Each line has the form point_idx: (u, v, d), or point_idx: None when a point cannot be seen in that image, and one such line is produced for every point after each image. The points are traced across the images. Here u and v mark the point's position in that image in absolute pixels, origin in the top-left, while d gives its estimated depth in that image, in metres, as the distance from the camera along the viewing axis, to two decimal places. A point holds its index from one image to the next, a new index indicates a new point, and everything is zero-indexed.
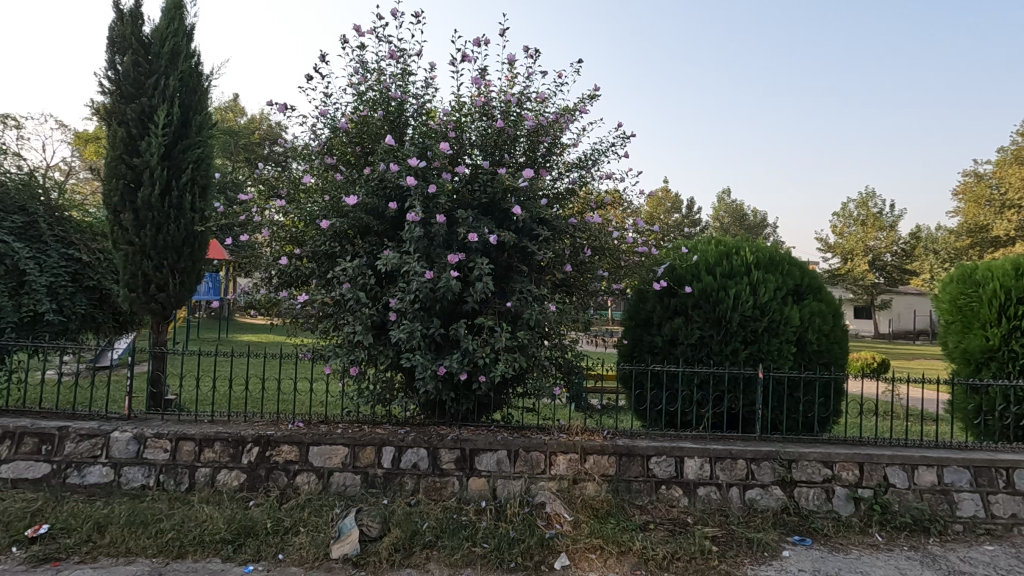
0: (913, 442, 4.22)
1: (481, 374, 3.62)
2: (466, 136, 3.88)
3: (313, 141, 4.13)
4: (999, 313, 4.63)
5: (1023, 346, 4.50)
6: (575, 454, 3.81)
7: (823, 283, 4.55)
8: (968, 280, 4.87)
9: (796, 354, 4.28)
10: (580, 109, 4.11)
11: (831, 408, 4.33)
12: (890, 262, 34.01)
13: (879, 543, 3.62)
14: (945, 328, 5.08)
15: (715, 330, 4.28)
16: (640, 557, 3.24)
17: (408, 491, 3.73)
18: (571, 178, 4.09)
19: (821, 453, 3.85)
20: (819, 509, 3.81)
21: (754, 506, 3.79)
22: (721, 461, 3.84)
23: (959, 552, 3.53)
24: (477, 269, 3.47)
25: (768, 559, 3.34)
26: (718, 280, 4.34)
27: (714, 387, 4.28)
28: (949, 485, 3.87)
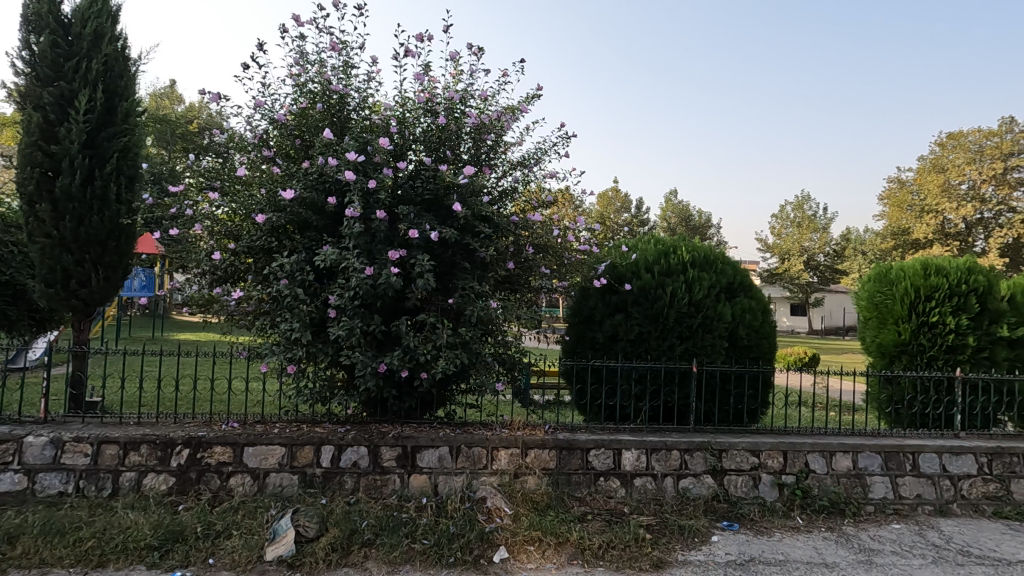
0: (832, 430, 4.52)
1: (423, 371, 3.61)
2: (409, 132, 3.86)
3: (249, 132, 4.00)
4: (910, 310, 5.01)
5: (929, 340, 4.91)
6: (516, 449, 3.87)
7: (754, 281, 4.77)
8: (884, 279, 5.24)
9: (727, 348, 4.48)
10: (524, 108, 4.14)
11: (760, 400, 4.58)
12: (824, 262, 36.00)
13: (800, 526, 3.85)
14: (863, 324, 5.42)
15: (653, 326, 4.44)
16: (577, 547, 3.32)
17: (348, 490, 3.69)
18: (515, 176, 4.13)
19: (749, 442, 4.06)
20: (747, 496, 4.03)
21: (686, 495, 3.96)
22: (657, 452, 3.99)
23: (870, 531, 3.82)
24: (418, 266, 3.46)
25: (697, 545, 3.50)
26: (656, 277, 4.48)
27: (652, 381, 4.44)
28: (863, 469, 4.16)
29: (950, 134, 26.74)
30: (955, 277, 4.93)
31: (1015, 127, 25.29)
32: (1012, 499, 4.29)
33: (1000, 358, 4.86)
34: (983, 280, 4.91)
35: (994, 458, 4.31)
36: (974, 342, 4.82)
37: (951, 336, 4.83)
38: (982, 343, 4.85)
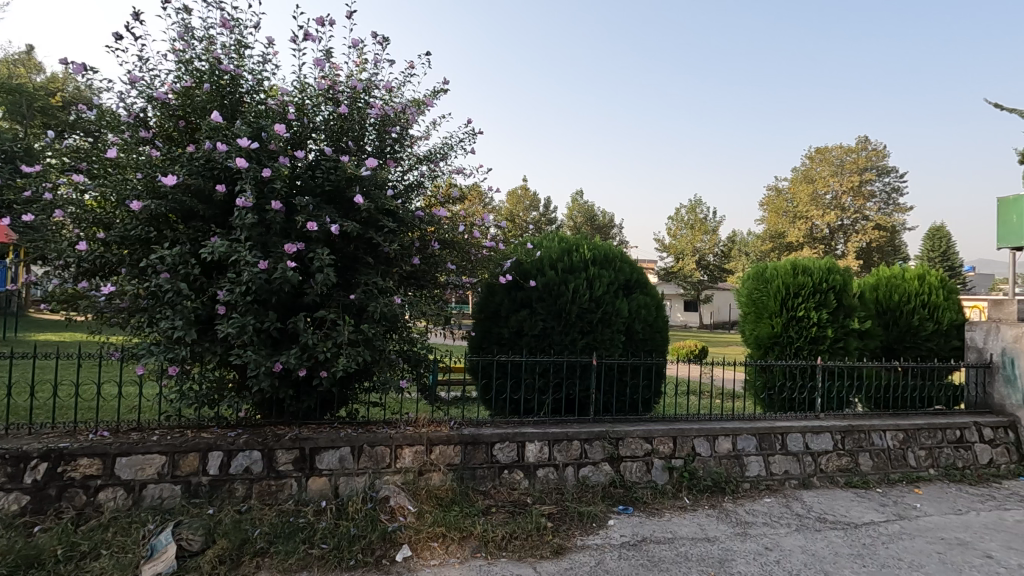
0: (715, 416, 4.92)
1: (322, 370, 3.46)
2: (309, 119, 3.68)
3: (123, 110, 3.61)
4: (781, 305, 5.59)
5: (796, 332, 5.51)
6: (421, 446, 3.84)
7: (650, 279, 5.07)
8: (760, 277, 5.81)
9: (624, 342, 4.74)
10: (430, 102, 4.09)
11: (653, 389, 4.88)
12: (713, 262, 39.00)
13: (687, 506, 4.16)
14: (743, 318, 5.98)
15: (557, 321, 4.58)
16: (481, 540, 3.37)
17: (239, 498, 3.46)
18: (421, 171, 4.08)
19: (643, 430, 4.33)
20: (640, 480, 4.29)
21: (586, 482, 4.14)
22: (559, 443, 4.14)
23: (746, 506, 4.22)
24: (317, 260, 3.31)
25: (595, 529, 3.67)
26: (560, 274, 4.63)
27: (555, 374, 4.58)
28: (741, 450, 4.58)
29: (818, 149, 30.02)
30: (818, 276, 5.55)
31: (869, 146, 28.90)
32: (860, 470, 4.92)
33: (852, 347, 5.52)
34: (840, 279, 5.57)
35: (846, 435, 4.92)
36: (832, 333, 5.44)
37: (814, 328, 5.44)
38: (839, 334, 5.49)
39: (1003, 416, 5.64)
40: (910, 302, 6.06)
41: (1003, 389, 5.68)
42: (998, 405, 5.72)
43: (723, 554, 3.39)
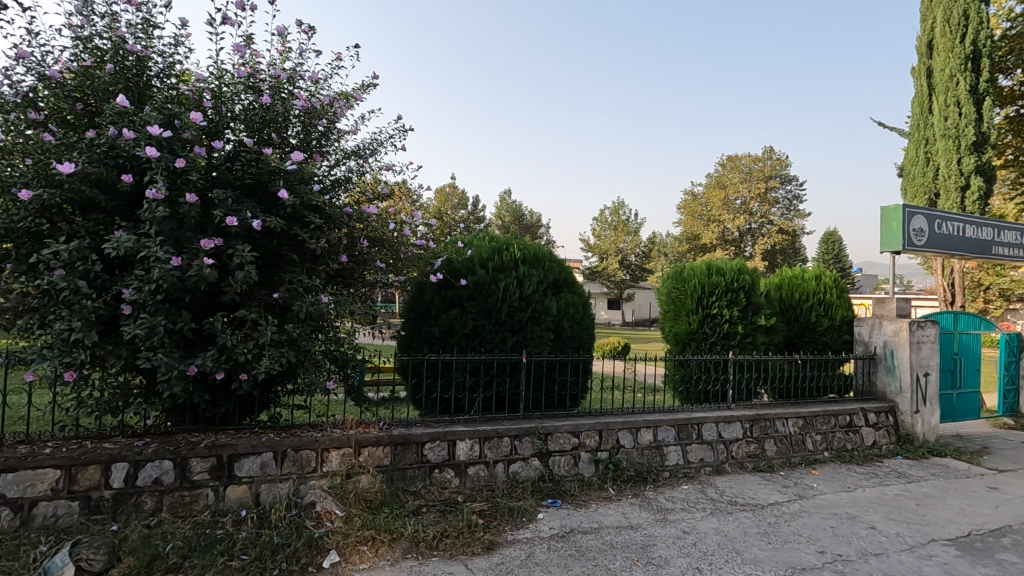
0: (637, 409, 5.15)
1: (242, 372, 3.29)
2: (227, 108, 3.48)
3: (7, 87, 3.23)
4: (697, 303, 5.95)
5: (710, 328, 5.89)
6: (348, 449, 3.75)
7: (577, 278, 5.22)
8: (678, 276, 6.16)
9: (553, 339, 4.86)
10: (359, 96, 3.99)
11: (580, 385, 5.04)
12: (634, 262, 40.65)
13: (612, 496, 4.34)
14: (663, 315, 6.32)
15: (487, 320, 4.62)
16: (411, 541, 3.34)
17: (148, 512, 3.21)
18: (349, 166, 3.97)
19: (570, 425, 4.46)
20: (568, 473, 4.42)
21: (516, 478, 4.21)
22: (489, 440, 4.18)
23: (665, 493, 4.46)
24: (238, 257, 3.14)
25: (525, 523, 3.75)
26: (490, 273, 4.67)
27: (485, 372, 4.61)
28: (661, 441, 4.84)
29: (729, 157, 32.06)
30: (729, 276, 5.96)
31: (773, 156, 31.23)
32: (766, 455, 5.34)
33: (759, 342, 5.96)
34: (749, 279, 6.00)
35: (754, 423, 5.32)
36: (742, 329, 5.86)
37: (726, 325, 5.85)
38: (747, 330, 5.91)
39: (884, 402, 6.31)
40: (808, 300, 6.63)
41: (884, 377, 6.37)
42: (880, 392, 6.40)
43: (645, 540, 3.57)
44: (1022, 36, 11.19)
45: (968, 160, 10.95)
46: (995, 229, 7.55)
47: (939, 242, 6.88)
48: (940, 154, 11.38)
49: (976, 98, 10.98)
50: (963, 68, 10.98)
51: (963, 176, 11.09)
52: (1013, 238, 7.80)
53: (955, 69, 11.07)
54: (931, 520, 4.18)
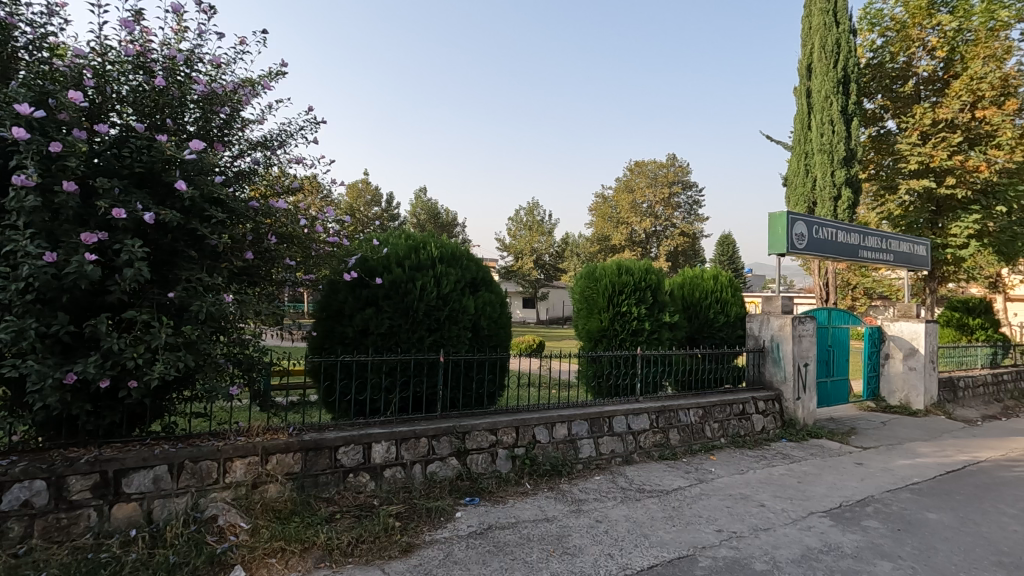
0: (552, 404, 5.31)
1: (131, 379, 3.00)
2: (112, 89, 3.15)
3: None
4: (608, 301, 6.23)
5: (620, 325, 6.20)
6: (254, 457, 3.54)
7: (494, 277, 5.27)
8: (591, 275, 6.39)
9: (470, 338, 4.89)
10: (265, 84, 3.77)
11: (497, 383, 5.10)
12: (548, 262, 41.61)
13: (528, 490, 4.44)
14: (576, 313, 6.54)
15: (404, 319, 4.56)
16: (324, 549, 3.21)
17: (14, 540, 2.84)
18: (254, 157, 3.75)
19: (488, 423, 4.51)
20: (485, 471, 4.46)
21: (433, 478, 4.19)
22: (406, 441, 4.13)
23: (579, 484, 4.63)
24: (126, 252, 2.86)
25: (443, 523, 3.73)
26: (407, 272, 4.61)
27: (402, 373, 4.54)
28: (575, 435, 5.02)
29: (637, 163, 33.71)
30: (637, 276, 6.30)
31: (677, 163, 33.23)
32: (670, 444, 5.69)
33: (664, 338, 6.35)
34: (655, 279, 6.39)
35: (659, 414, 5.66)
36: (649, 326, 6.23)
37: (634, 322, 6.19)
38: (653, 326, 6.29)
39: (771, 390, 6.94)
40: (707, 298, 7.14)
41: (771, 368, 6.99)
42: (768, 381, 7.03)
43: (560, 531, 3.68)
44: (882, 65, 12.71)
45: (840, 173, 12.27)
46: (862, 235, 8.52)
47: (817, 246, 7.66)
48: (817, 166, 12.63)
49: (846, 118, 12.34)
50: (835, 90, 12.28)
51: (836, 188, 12.40)
52: (875, 243, 8.86)
53: (830, 90, 12.35)
54: (810, 495, 4.66)
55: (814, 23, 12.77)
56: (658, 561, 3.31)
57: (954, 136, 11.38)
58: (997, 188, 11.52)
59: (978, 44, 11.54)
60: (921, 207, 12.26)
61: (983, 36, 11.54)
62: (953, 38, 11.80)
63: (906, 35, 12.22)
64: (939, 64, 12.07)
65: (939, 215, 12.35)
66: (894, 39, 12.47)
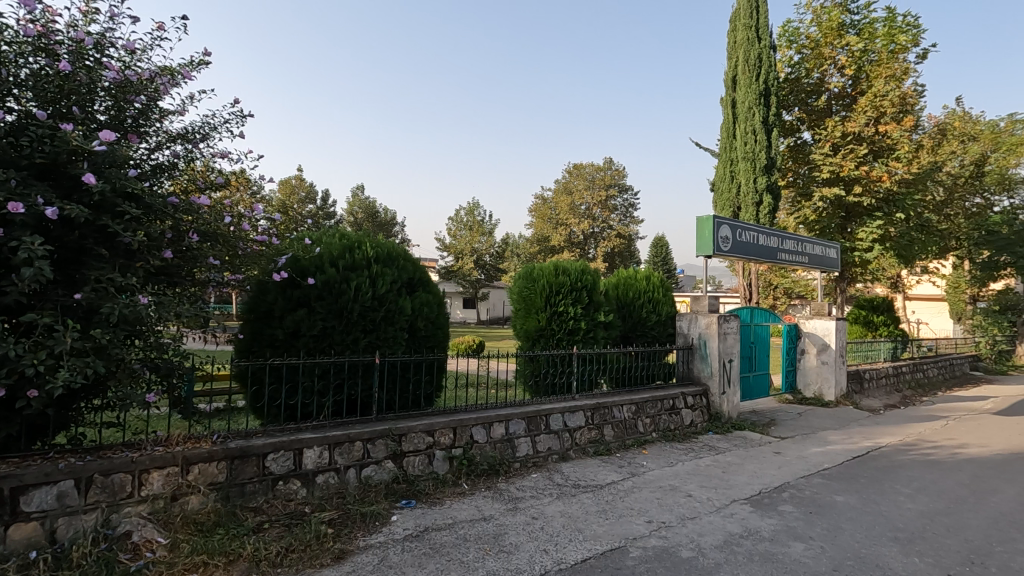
0: (490, 404, 5.34)
1: (31, 388, 2.76)
2: (8, 71, 2.88)
3: None
4: (545, 301, 6.33)
5: (557, 325, 6.31)
6: (174, 467, 3.35)
7: (431, 278, 5.24)
8: (529, 276, 6.46)
9: (407, 339, 4.84)
10: (185, 73, 3.56)
11: (434, 384, 5.07)
12: (489, 262, 41.67)
13: (465, 490, 4.44)
14: (514, 313, 6.60)
15: (338, 320, 4.44)
16: (251, 561, 3.08)
17: None
18: (174, 150, 3.55)
19: (425, 424, 4.48)
20: (422, 472, 4.42)
21: (368, 482, 4.11)
22: (340, 445, 4.03)
23: (516, 483, 4.68)
24: (24, 249, 2.62)
25: (378, 527, 3.67)
26: (341, 272, 4.49)
27: (335, 376, 4.42)
28: (512, 434, 5.06)
29: (575, 165, 34.39)
30: (574, 276, 6.43)
31: (613, 167, 34.14)
32: (604, 440, 5.85)
33: (599, 337, 6.53)
34: (591, 279, 6.54)
35: (595, 411, 5.82)
36: (584, 325, 6.38)
37: (570, 322, 6.32)
38: (589, 326, 6.46)
39: (699, 386, 7.28)
40: (640, 298, 7.39)
41: (699, 364, 7.34)
42: (696, 377, 7.37)
43: (497, 530, 3.71)
44: (798, 80, 13.61)
45: (762, 180, 13.04)
46: (780, 239, 9.08)
47: (740, 249, 8.10)
48: (741, 173, 13.34)
49: (766, 128, 13.13)
50: (757, 102, 13.04)
51: (758, 194, 13.16)
52: (792, 246, 9.48)
53: (752, 102, 13.10)
54: (733, 484, 4.93)
55: (739, 37, 13.49)
56: (591, 553, 3.40)
57: (861, 148, 12.37)
58: (897, 197, 12.61)
59: (881, 64, 12.60)
60: (833, 213, 13.22)
61: (885, 58, 12.60)
62: (859, 59, 12.82)
63: (820, 53, 13.16)
64: (848, 81, 13.09)
65: (848, 221, 13.38)
66: (809, 56, 13.40)
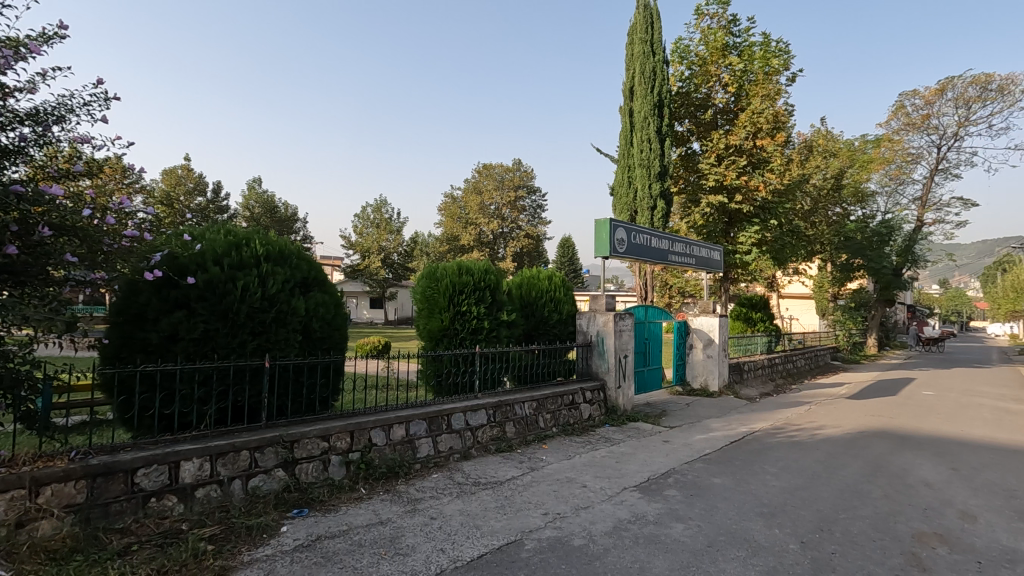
0: (391, 405, 5.25)
1: None
2: None
3: None
4: (448, 301, 6.32)
5: (459, 324, 6.34)
6: (20, 491, 2.97)
7: (327, 277, 5.05)
8: (432, 275, 6.42)
9: (300, 342, 4.64)
10: (34, 47, 3.17)
11: (331, 387, 4.89)
12: (397, 261, 40.80)
13: (363, 495, 4.33)
14: (417, 313, 6.52)
15: (222, 323, 4.16)
16: None
17: None
18: (21, 133, 3.15)
19: (319, 429, 4.31)
20: (317, 480, 4.26)
21: (256, 493, 3.89)
22: (223, 456, 3.78)
23: (415, 484, 4.65)
24: None
25: (265, 539, 3.48)
26: (226, 271, 4.21)
27: (219, 382, 4.13)
28: (412, 435, 5.02)
29: (484, 166, 34.62)
30: (477, 276, 6.50)
31: (522, 168, 34.78)
32: (506, 436, 5.96)
33: (502, 336, 6.64)
34: (494, 278, 6.64)
35: (496, 409, 5.91)
36: (487, 324, 6.47)
37: (473, 321, 6.38)
38: (492, 325, 6.55)
39: (597, 381, 7.62)
40: (543, 297, 7.60)
41: (597, 360, 7.69)
42: (595, 373, 7.71)
43: (394, 533, 3.66)
44: (688, 94, 14.62)
45: (656, 186, 13.87)
46: (671, 242, 9.70)
47: (635, 251, 8.57)
48: (638, 179, 14.10)
49: (660, 138, 13.97)
50: (652, 112, 13.84)
51: (653, 199, 13.97)
52: (681, 248, 10.17)
53: (648, 112, 13.89)
54: (624, 472, 5.22)
55: (636, 50, 14.28)
56: (487, 549, 3.46)
57: (741, 160, 13.54)
58: (772, 205, 13.94)
59: (758, 84, 13.88)
60: (717, 218, 14.35)
61: (761, 78, 13.89)
62: (740, 78, 14.03)
63: (707, 70, 14.26)
64: (731, 98, 14.26)
65: (731, 226, 14.59)
66: (697, 72, 14.46)
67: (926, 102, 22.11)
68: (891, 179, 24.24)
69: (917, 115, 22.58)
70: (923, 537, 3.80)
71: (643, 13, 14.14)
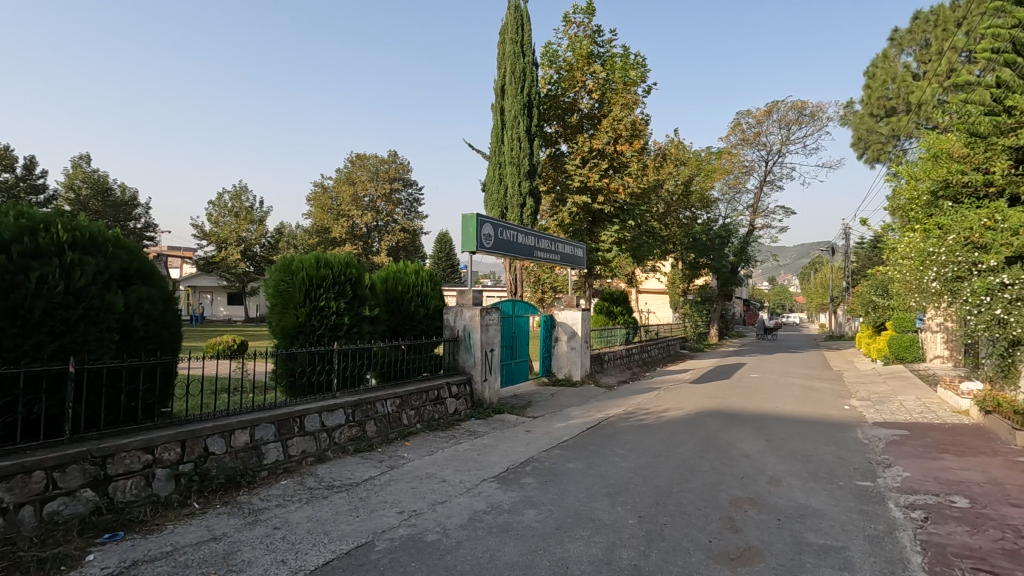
0: (234, 409, 4.80)
1: None
2: None
3: None
4: (305, 296, 5.93)
5: (317, 320, 5.99)
6: None
7: (154, 269, 4.48)
8: (287, 268, 5.98)
9: (118, 341, 4.06)
10: None
11: (158, 393, 4.34)
12: (260, 254, 37.73)
13: (195, 511, 3.91)
14: (270, 309, 6.04)
15: (9, 322, 3.51)
16: None
17: None
18: None
19: (141, 440, 3.81)
20: (137, 498, 3.76)
21: (53, 520, 3.33)
22: (9, 479, 3.18)
23: (260, 493, 4.30)
24: None
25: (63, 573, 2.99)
26: (14, 261, 3.54)
27: (4, 392, 3.48)
28: (258, 440, 4.64)
29: (357, 156, 33.35)
30: (337, 269, 6.19)
31: (397, 161, 34.01)
32: (366, 436, 5.75)
33: (364, 332, 6.41)
34: (355, 272, 6.37)
35: (356, 408, 5.68)
36: (348, 319, 6.18)
37: (333, 316, 6.06)
38: (353, 320, 6.28)
39: (464, 375, 7.66)
40: (409, 292, 7.45)
41: (464, 354, 7.73)
42: (461, 367, 7.74)
43: (228, 548, 3.35)
44: (556, 97, 15.27)
45: (526, 184, 14.28)
46: (537, 238, 10.04)
47: (502, 246, 8.73)
48: (508, 177, 14.41)
49: (529, 137, 14.40)
50: (522, 112, 14.24)
51: (522, 197, 14.36)
52: (547, 245, 10.56)
53: (518, 112, 14.26)
54: (485, 464, 5.31)
55: (507, 49, 14.59)
56: (334, 555, 3.30)
57: (603, 163, 14.43)
58: (630, 207, 15.03)
59: (618, 93, 14.89)
60: (582, 218, 15.16)
61: (621, 88, 14.91)
62: (603, 85, 14.94)
63: (573, 75, 15.00)
64: (594, 104, 15.13)
65: (595, 226, 15.49)
66: (565, 77, 15.16)
67: (757, 122, 25.34)
68: (730, 187, 27.44)
69: (750, 132, 25.79)
70: (739, 502, 4.32)
71: (514, 14, 14.45)
